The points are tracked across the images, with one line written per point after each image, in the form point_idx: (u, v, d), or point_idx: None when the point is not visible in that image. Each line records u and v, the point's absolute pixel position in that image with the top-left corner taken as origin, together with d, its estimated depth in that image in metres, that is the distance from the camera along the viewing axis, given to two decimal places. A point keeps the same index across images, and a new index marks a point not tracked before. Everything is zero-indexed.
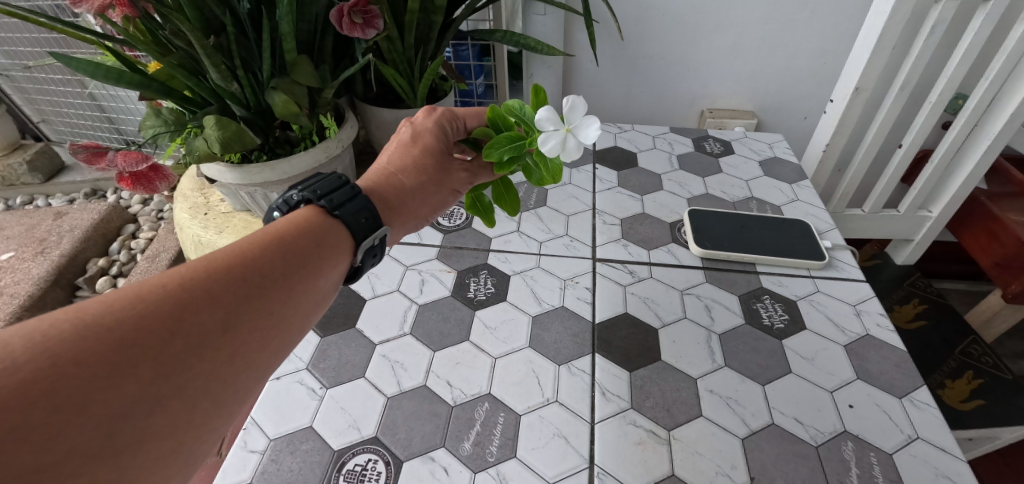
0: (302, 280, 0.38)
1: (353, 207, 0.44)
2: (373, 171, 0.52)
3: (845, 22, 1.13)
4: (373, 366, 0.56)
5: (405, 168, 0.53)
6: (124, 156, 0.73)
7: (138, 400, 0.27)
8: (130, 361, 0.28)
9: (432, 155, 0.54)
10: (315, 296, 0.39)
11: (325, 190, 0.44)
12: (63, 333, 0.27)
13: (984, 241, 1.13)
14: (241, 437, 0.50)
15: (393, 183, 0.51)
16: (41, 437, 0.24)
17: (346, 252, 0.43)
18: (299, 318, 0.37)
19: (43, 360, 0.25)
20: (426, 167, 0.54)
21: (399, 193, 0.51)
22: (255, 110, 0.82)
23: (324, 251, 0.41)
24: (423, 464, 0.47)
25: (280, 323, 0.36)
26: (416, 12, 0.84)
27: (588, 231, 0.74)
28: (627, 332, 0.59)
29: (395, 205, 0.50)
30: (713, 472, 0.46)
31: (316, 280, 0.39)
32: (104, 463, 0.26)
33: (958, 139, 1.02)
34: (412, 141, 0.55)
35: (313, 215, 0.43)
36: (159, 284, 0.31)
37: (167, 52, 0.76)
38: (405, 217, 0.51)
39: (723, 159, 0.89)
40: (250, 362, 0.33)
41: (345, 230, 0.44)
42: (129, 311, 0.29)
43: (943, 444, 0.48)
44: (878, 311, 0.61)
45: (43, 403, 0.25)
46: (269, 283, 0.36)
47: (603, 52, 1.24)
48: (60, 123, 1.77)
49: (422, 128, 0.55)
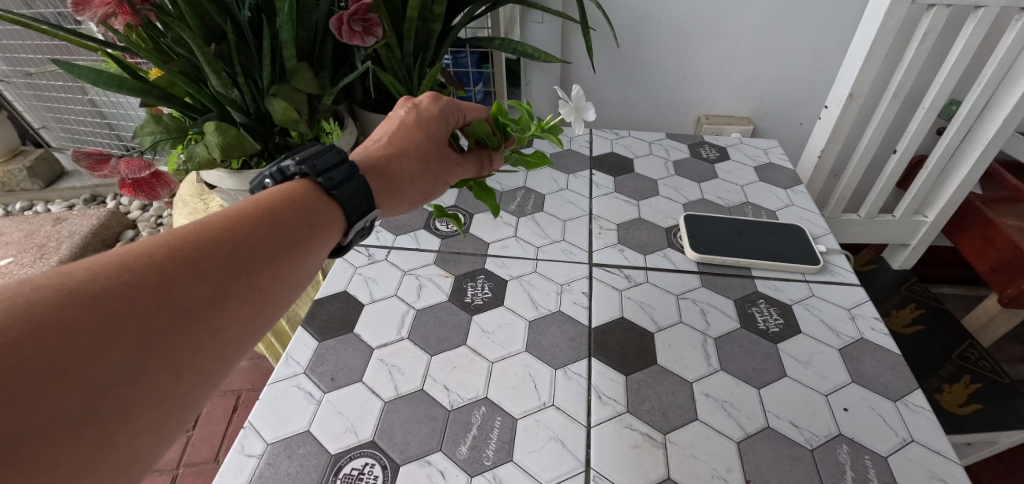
0: (293, 256, 0.39)
1: (351, 188, 0.45)
2: (378, 150, 0.52)
3: (838, 30, 1.14)
4: (370, 370, 0.57)
5: (410, 152, 0.54)
6: (128, 164, 0.73)
7: (125, 367, 0.28)
8: (115, 329, 0.28)
9: (434, 142, 0.56)
10: (304, 273, 0.40)
11: (325, 167, 0.45)
12: (49, 297, 0.27)
13: (980, 245, 1.14)
14: (239, 441, 0.50)
15: (399, 166, 0.52)
16: (27, 402, 0.24)
17: (337, 231, 0.44)
18: (287, 293, 0.38)
19: (26, 324, 0.26)
20: (429, 153, 0.55)
21: (396, 173, 0.52)
22: (255, 116, 0.83)
23: (315, 229, 0.42)
24: (420, 467, 0.48)
25: (269, 297, 0.37)
26: (414, 19, 0.86)
27: (584, 236, 0.74)
28: (622, 336, 0.59)
29: (399, 188, 0.52)
30: (709, 475, 0.47)
31: (306, 257, 0.40)
32: (91, 427, 0.26)
33: (952, 145, 1.02)
34: (416, 125, 0.56)
35: (306, 192, 0.43)
36: (146, 254, 0.31)
37: (169, 60, 0.77)
38: (401, 197, 0.52)
39: (720, 165, 0.90)
40: (238, 333, 0.34)
41: (339, 210, 0.45)
42: (116, 279, 0.29)
43: (937, 446, 0.49)
44: (872, 315, 0.61)
45: (27, 367, 0.25)
46: (259, 258, 0.36)
47: (600, 58, 1.25)
48: (59, 129, 1.77)
49: (427, 113, 0.57)
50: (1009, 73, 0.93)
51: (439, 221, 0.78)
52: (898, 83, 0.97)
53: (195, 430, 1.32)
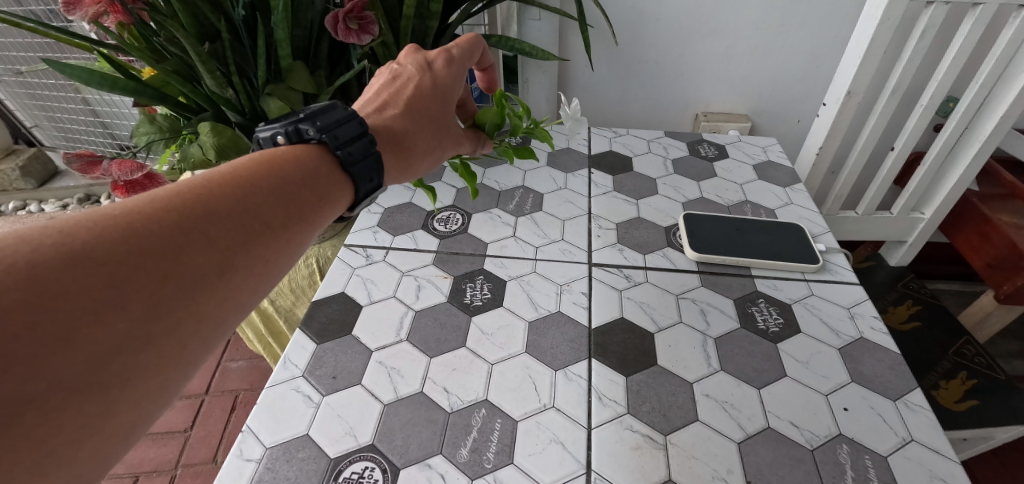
0: (301, 227, 0.38)
1: (367, 163, 0.44)
2: (396, 119, 0.52)
3: (837, 26, 1.14)
4: (369, 373, 0.56)
5: (425, 127, 0.54)
6: (119, 166, 0.72)
7: (129, 337, 0.27)
8: (120, 295, 0.27)
9: (445, 118, 0.57)
10: (310, 244, 0.39)
11: (346, 138, 0.43)
12: (54, 256, 0.26)
13: (977, 242, 1.14)
14: (237, 445, 0.50)
15: (415, 140, 0.53)
16: (25, 370, 0.24)
17: (345, 203, 0.43)
18: (290, 265, 0.37)
19: (30, 286, 0.25)
20: (440, 130, 0.56)
21: (412, 148, 0.52)
22: (250, 116, 0.82)
23: (325, 200, 0.41)
24: (420, 471, 0.47)
25: (274, 269, 0.36)
26: (410, 18, 0.85)
27: (583, 236, 0.74)
28: (623, 336, 0.59)
29: (411, 164, 0.52)
30: (710, 476, 0.47)
31: (313, 228, 0.39)
32: (93, 396, 0.26)
33: (950, 142, 1.03)
34: (432, 96, 0.55)
35: (321, 158, 0.42)
36: (153, 216, 0.30)
37: (162, 59, 0.76)
38: (409, 170, 0.53)
39: (718, 163, 0.89)
40: (241, 303, 0.33)
41: (350, 181, 0.43)
42: (122, 243, 0.28)
43: (936, 445, 0.49)
44: (872, 314, 0.62)
45: (29, 335, 0.24)
46: (268, 228, 0.35)
47: (598, 56, 1.24)
48: (51, 128, 1.75)
49: (444, 85, 0.57)
50: (1007, 69, 0.93)
51: (437, 221, 0.77)
52: (897, 81, 0.97)
53: (193, 430, 1.32)
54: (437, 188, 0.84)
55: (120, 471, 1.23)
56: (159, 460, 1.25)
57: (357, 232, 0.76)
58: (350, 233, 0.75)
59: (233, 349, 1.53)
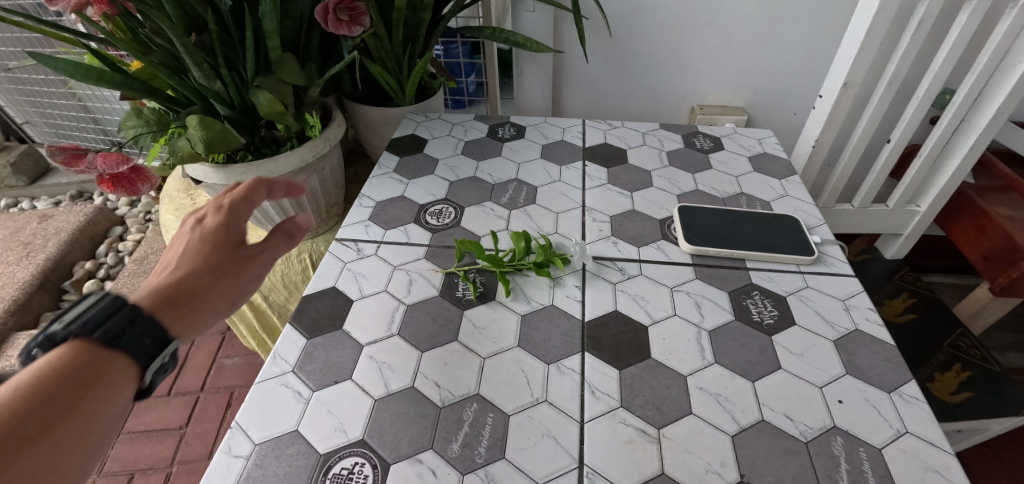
0: (95, 403, 0.37)
1: (133, 331, 0.40)
2: (162, 279, 0.46)
3: (833, 18, 1.13)
4: (359, 368, 0.56)
5: (198, 270, 0.47)
6: (105, 158, 0.70)
7: None
8: None
9: (227, 247, 0.50)
10: (113, 413, 0.38)
11: (94, 322, 0.39)
12: None
13: (972, 235, 1.14)
14: (226, 441, 0.49)
15: (184, 288, 0.46)
16: None
17: (131, 380, 0.40)
18: (92, 442, 0.36)
19: None
20: (220, 260, 0.49)
21: (189, 293, 0.46)
22: (239, 109, 0.81)
23: (104, 372, 0.39)
24: (411, 466, 0.47)
25: (66, 451, 0.34)
26: (403, 10, 0.84)
27: (577, 228, 0.73)
28: (616, 330, 0.59)
29: (193, 316, 0.45)
30: (703, 470, 0.46)
31: (110, 401, 0.38)
32: None
33: (946, 134, 1.02)
34: (204, 241, 0.50)
35: (79, 351, 0.38)
36: None
37: (149, 51, 0.74)
38: (204, 316, 0.46)
39: (714, 155, 0.89)
40: None
41: (127, 358, 0.40)
42: None
43: (931, 437, 0.48)
44: (867, 306, 0.61)
45: None
46: (45, 424, 0.34)
47: (593, 48, 1.23)
48: (43, 124, 1.81)
49: (220, 220, 0.52)
50: (1003, 60, 0.92)
51: (429, 214, 0.76)
52: (893, 72, 0.97)
53: (188, 427, 1.31)
54: (430, 181, 0.84)
55: (115, 469, 1.23)
56: (155, 458, 1.25)
57: (349, 226, 0.75)
58: (341, 227, 0.74)
59: (228, 345, 1.52)
